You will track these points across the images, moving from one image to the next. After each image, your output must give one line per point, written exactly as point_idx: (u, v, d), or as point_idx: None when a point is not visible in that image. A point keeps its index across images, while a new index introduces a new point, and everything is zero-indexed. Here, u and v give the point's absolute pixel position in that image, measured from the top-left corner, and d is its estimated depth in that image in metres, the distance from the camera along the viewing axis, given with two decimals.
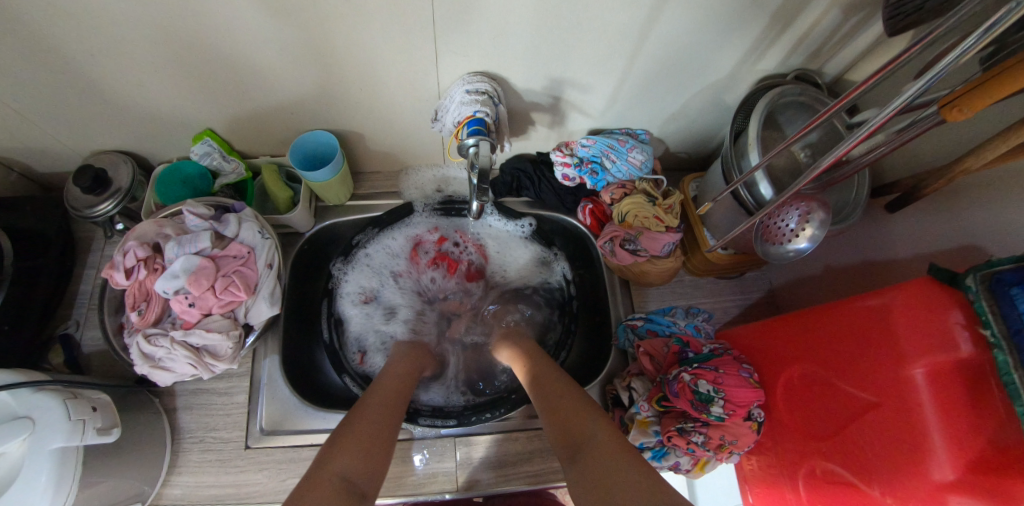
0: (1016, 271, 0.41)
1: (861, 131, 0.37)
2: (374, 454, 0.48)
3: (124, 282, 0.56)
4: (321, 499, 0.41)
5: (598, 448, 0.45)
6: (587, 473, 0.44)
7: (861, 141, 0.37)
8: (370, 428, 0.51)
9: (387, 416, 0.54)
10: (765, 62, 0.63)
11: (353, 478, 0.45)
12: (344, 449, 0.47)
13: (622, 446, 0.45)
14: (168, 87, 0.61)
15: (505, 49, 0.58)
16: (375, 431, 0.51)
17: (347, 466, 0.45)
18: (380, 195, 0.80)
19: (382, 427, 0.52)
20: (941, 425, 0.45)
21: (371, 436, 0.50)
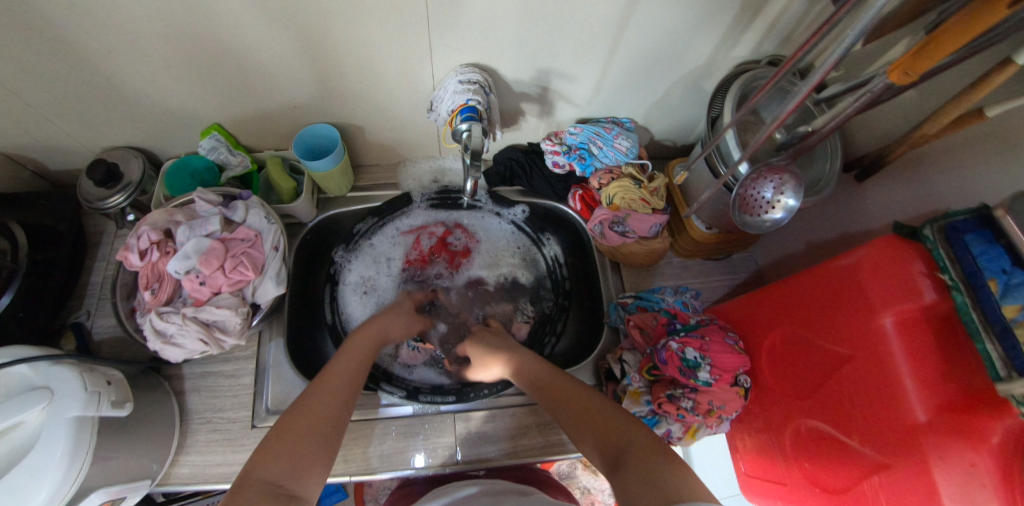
0: (968, 220, 0.46)
1: (806, 83, 0.42)
2: (310, 458, 0.47)
3: (137, 263, 0.60)
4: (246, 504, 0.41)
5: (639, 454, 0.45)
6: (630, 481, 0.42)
7: (807, 92, 0.42)
8: (310, 424, 0.50)
9: (333, 416, 0.52)
10: (739, 49, 0.68)
11: (275, 486, 0.44)
12: (264, 458, 0.46)
13: (659, 450, 0.45)
14: (180, 83, 0.65)
15: (495, 41, 0.63)
16: (312, 434, 0.49)
17: (268, 474, 0.44)
18: (379, 187, 0.83)
19: (320, 425, 0.50)
20: (911, 370, 0.48)
21: (306, 439, 0.49)
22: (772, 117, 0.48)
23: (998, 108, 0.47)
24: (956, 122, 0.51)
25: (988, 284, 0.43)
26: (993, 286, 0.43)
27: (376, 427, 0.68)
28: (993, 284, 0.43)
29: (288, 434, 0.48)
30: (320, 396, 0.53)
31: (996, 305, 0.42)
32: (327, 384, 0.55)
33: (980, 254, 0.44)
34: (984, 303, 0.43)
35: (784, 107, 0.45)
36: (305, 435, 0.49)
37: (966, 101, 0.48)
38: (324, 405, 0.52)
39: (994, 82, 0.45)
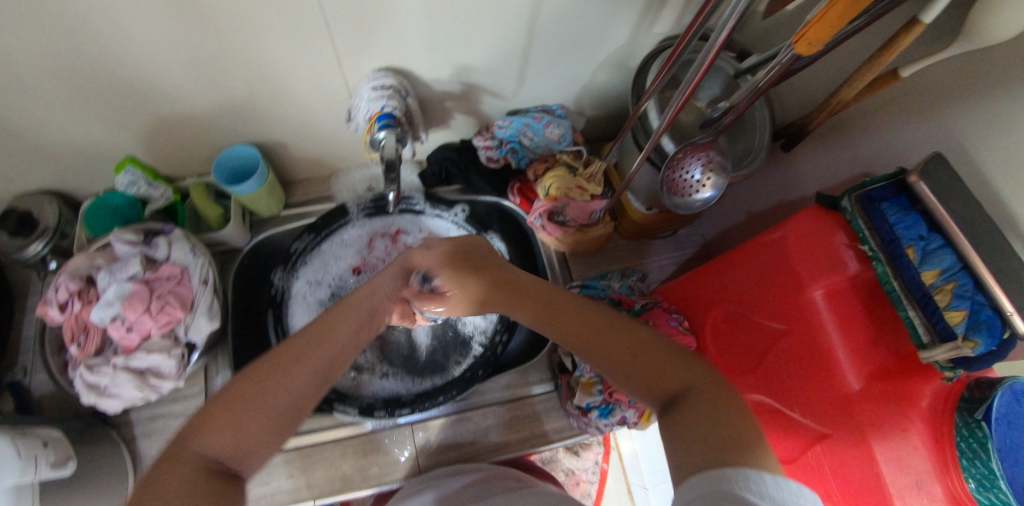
0: (885, 188, 0.46)
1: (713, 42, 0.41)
2: (258, 436, 0.42)
3: (59, 317, 0.59)
4: (185, 489, 0.36)
5: (698, 395, 0.38)
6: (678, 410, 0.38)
7: (716, 51, 0.41)
8: (280, 394, 0.43)
9: (303, 394, 0.45)
10: (659, 26, 0.65)
11: (218, 462, 0.40)
12: (210, 421, 0.41)
13: (713, 382, 0.39)
14: (77, 120, 0.62)
15: (403, 42, 0.60)
16: (278, 403, 0.43)
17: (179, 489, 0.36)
18: (314, 201, 0.81)
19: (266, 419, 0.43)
20: (843, 341, 0.49)
21: (270, 419, 0.43)
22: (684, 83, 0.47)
23: (912, 68, 0.46)
24: (872, 84, 0.50)
25: (907, 252, 0.43)
26: (911, 253, 0.43)
27: (339, 446, 0.67)
28: (911, 252, 0.43)
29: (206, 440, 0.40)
30: (302, 368, 0.46)
31: (916, 273, 0.42)
32: (313, 343, 0.48)
33: (897, 223, 0.44)
34: (903, 271, 0.44)
35: (695, 67, 0.43)
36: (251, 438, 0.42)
37: (879, 62, 0.47)
38: (297, 382, 0.45)
39: (903, 43, 0.44)
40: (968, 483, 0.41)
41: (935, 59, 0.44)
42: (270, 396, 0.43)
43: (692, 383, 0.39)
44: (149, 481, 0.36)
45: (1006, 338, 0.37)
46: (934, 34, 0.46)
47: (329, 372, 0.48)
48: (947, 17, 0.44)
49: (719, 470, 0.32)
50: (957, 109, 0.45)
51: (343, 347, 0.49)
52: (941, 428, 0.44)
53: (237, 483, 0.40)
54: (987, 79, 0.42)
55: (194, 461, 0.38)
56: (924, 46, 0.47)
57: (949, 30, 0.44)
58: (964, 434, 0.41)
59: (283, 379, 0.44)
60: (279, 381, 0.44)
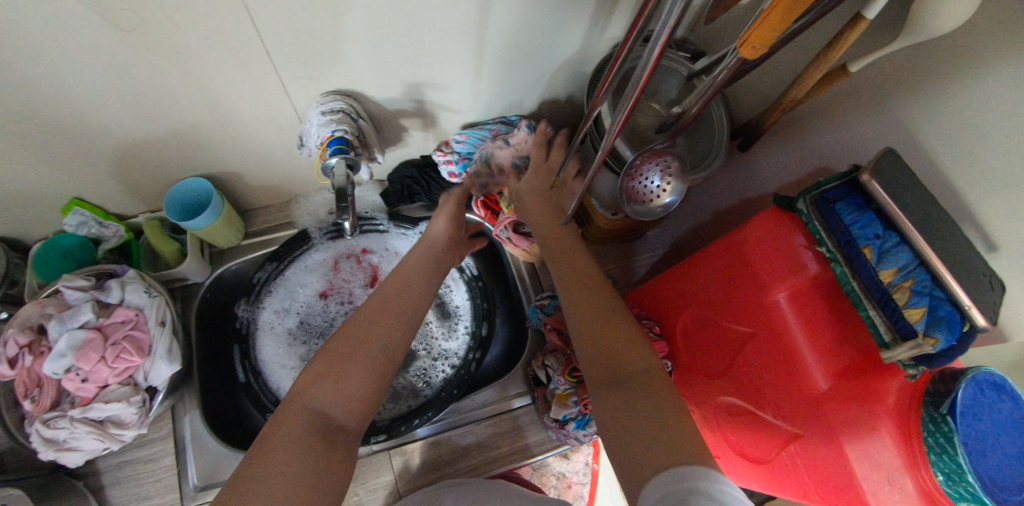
0: (839, 188, 0.46)
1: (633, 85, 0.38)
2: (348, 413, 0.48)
3: (8, 372, 0.56)
4: (288, 437, 0.43)
5: (639, 383, 0.44)
6: (631, 411, 0.42)
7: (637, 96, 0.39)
8: (361, 355, 0.51)
9: (385, 354, 0.52)
10: (611, 31, 0.64)
11: (326, 412, 0.47)
12: (312, 380, 0.48)
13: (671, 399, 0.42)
14: (13, 165, 0.59)
15: (351, 64, 0.58)
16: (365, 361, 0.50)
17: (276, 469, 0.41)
18: (276, 228, 0.79)
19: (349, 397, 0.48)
20: (808, 341, 0.49)
21: (362, 377, 0.49)
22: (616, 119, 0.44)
23: (859, 62, 0.45)
24: (822, 82, 0.49)
25: (864, 252, 0.43)
26: (868, 253, 0.43)
27: None
28: (868, 252, 0.43)
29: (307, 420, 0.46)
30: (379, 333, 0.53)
31: (875, 272, 0.42)
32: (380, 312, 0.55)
33: (853, 223, 0.44)
34: (862, 271, 0.43)
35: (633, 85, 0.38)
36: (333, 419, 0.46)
37: (826, 60, 0.46)
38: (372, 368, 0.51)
39: (848, 40, 0.44)
40: (936, 475, 0.41)
41: (880, 54, 0.44)
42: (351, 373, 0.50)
43: (644, 374, 0.45)
44: (274, 423, 0.45)
45: (966, 330, 0.37)
46: (876, 29, 0.46)
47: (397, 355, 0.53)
48: (887, 12, 0.44)
49: (661, 469, 0.37)
50: (902, 105, 0.45)
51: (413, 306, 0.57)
52: (909, 423, 0.43)
53: (345, 443, 0.46)
54: (932, 73, 0.42)
55: (306, 416, 0.46)
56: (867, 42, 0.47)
57: (889, 26, 0.44)
58: (930, 429, 0.41)
59: (360, 345, 0.51)
60: (371, 344, 0.52)
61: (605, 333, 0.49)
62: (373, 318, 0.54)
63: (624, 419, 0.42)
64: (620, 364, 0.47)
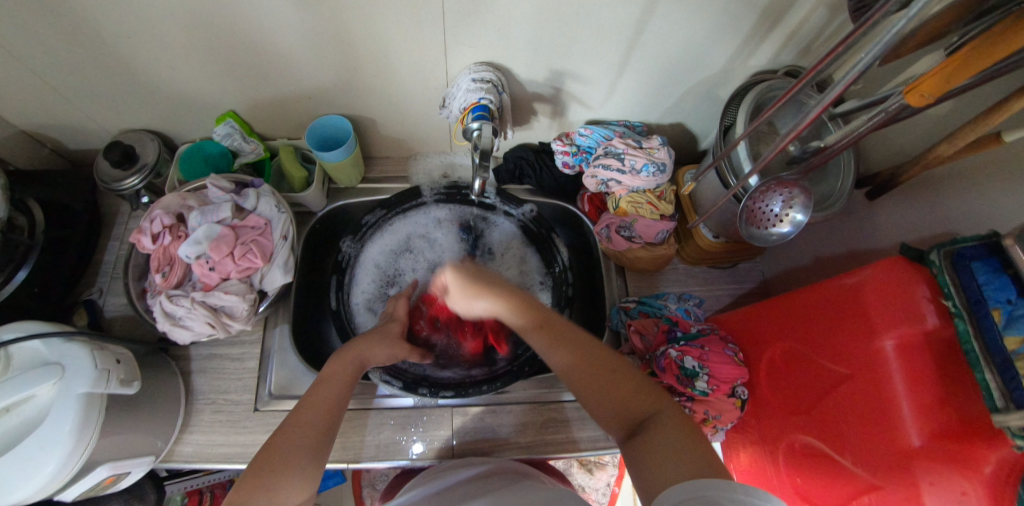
0: (976, 247, 0.46)
1: (823, 98, 0.42)
2: (324, 429, 0.52)
3: (149, 247, 0.62)
4: None
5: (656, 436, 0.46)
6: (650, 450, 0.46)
7: (824, 109, 0.42)
8: (296, 437, 0.50)
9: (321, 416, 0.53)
10: (756, 58, 0.67)
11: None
12: (255, 471, 0.47)
13: (689, 427, 0.47)
14: (195, 68, 0.66)
15: (509, 41, 0.63)
16: (303, 439, 0.50)
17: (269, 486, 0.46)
18: (389, 180, 0.84)
19: (320, 423, 0.52)
20: (909, 393, 0.48)
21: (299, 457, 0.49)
22: (790, 128, 0.47)
23: (1017, 133, 0.46)
24: (972, 145, 0.50)
25: (992, 314, 0.43)
26: (996, 315, 0.43)
27: (377, 416, 0.69)
28: (997, 314, 0.43)
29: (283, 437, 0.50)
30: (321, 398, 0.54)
31: (999, 336, 0.42)
32: (322, 389, 0.55)
33: (985, 283, 0.44)
34: (986, 332, 0.43)
35: (795, 125, 0.45)
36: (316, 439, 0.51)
37: (984, 124, 0.47)
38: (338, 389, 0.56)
39: (1015, 106, 0.45)
40: None
41: None
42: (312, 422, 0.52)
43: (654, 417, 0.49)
44: None
45: None
46: None
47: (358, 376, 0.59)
48: None
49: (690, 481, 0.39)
50: None
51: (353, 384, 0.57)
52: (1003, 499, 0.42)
53: None
54: None
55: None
56: None
57: None
58: None
59: (301, 422, 0.51)
60: (308, 421, 0.52)
61: (615, 404, 0.52)
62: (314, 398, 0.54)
63: (659, 458, 0.44)
64: (638, 417, 0.50)
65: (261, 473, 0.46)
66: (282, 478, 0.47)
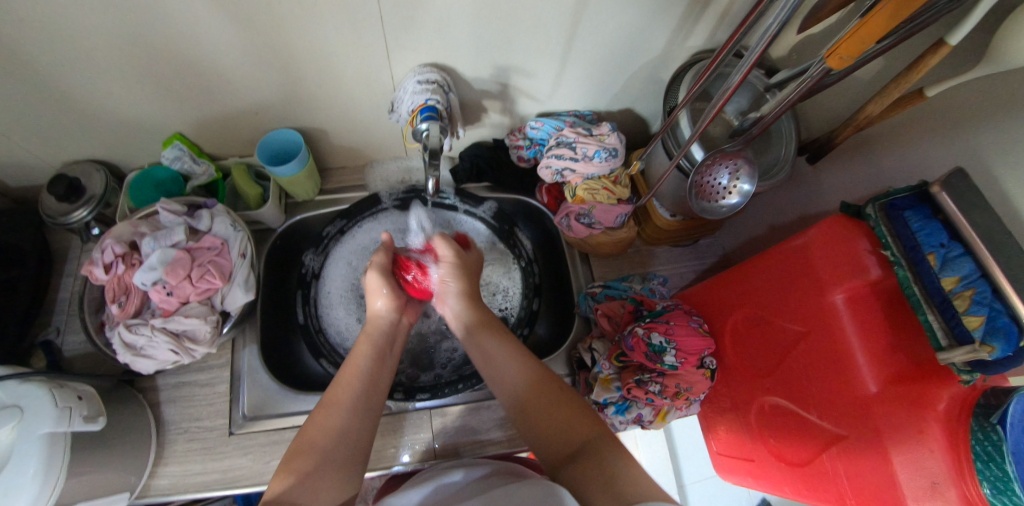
0: (908, 197, 0.48)
1: (750, 55, 0.43)
2: (355, 430, 0.49)
3: (103, 277, 0.61)
4: None
5: (592, 455, 0.47)
6: (584, 476, 0.46)
7: (751, 65, 0.44)
8: (331, 435, 0.48)
9: (360, 412, 0.51)
10: (693, 39, 0.69)
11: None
12: (288, 469, 0.46)
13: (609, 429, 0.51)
14: (136, 93, 0.65)
15: (451, 41, 0.63)
16: (338, 440, 0.48)
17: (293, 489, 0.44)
18: (347, 189, 0.85)
19: (356, 419, 0.50)
20: (862, 344, 0.50)
21: (334, 460, 0.47)
22: (722, 91, 0.49)
23: (937, 88, 0.48)
24: (898, 103, 0.52)
25: (928, 258, 0.45)
26: (932, 259, 0.44)
27: None
28: (932, 258, 0.44)
29: (319, 431, 0.48)
30: (349, 389, 0.52)
31: (936, 278, 0.44)
32: (351, 377, 0.53)
33: (919, 230, 0.46)
34: (924, 276, 0.45)
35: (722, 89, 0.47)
36: (349, 441, 0.49)
37: (904, 82, 0.50)
38: (364, 378, 0.53)
39: (929, 63, 0.47)
40: (982, 488, 0.42)
41: (962, 79, 0.46)
42: (341, 421, 0.49)
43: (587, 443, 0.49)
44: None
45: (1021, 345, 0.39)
46: (960, 57, 0.49)
47: (386, 366, 0.56)
48: (977, 38, 0.47)
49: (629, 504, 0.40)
50: (979, 130, 0.48)
51: (373, 374, 0.54)
52: (956, 433, 0.44)
53: None
54: (1014, 104, 0.44)
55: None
56: (959, 67, 0.49)
57: (972, 57, 0.48)
58: (978, 437, 0.42)
59: (332, 416, 0.50)
60: (337, 416, 0.50)
61: (552, 430, 0.52)
62: (344, 389, 0.52)
63: (597, 474, 0.45)
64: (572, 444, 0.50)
65: (296, 473, 0.45)
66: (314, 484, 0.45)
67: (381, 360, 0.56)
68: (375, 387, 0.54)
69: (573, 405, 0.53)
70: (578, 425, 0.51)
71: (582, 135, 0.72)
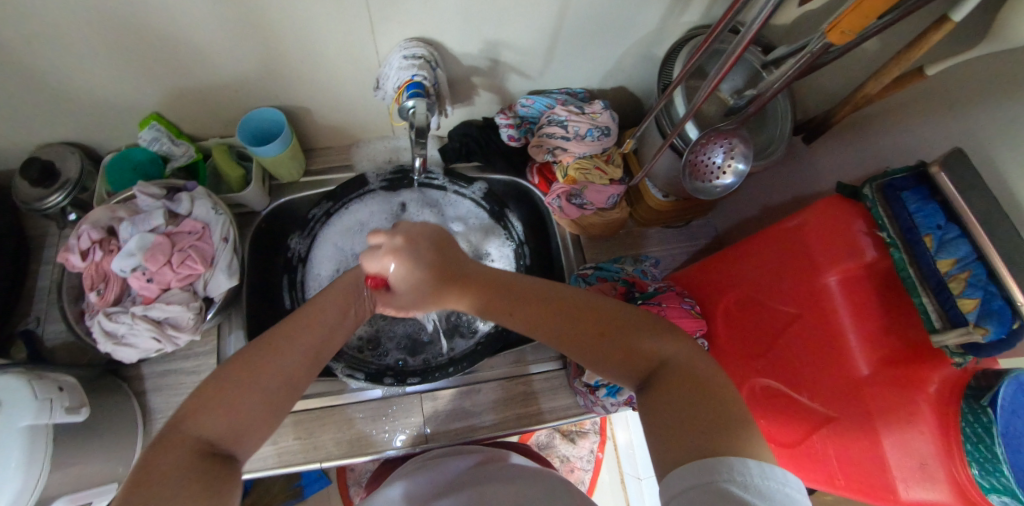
0: (906, 178, 0.47)
1: (745, 33, 0.42)
2: (296, 374, 0.44)
3: (80, 264, 0.59)
4: (166, 465, 0.35)
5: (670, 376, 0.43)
6: (666, 398, 0.42)
7: (747, 44, 0.42)
8: (271, 373, 0.42)
9: (309, 357, 0.45)
10: (689, 14, 0.66)
11: (216, 443, 0.39)
12: (207, 402, 0.40)
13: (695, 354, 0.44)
14: (107, 71, 0.62)
15: (438, 15, 0.60)
16: (277, 379, 0.43)
17: (210, 426, 0.39)
18: (333, 171, 0.83)
19: (303, 362, 0.45)
20: (855, 326, 0.50)
21: (267, 398, 0.42)
22: (716, 69, 0.47)
23: (937, 66, 0.47)
24: (898, 80, 0.51)
25: (924, 240, 0.44)
26: (929, 241, 0.44)
27: (346, 412, 0.68)
28: (929, 240, 0.44)
29: (264, 365, 0.43)
30: (310, 332, 0.46)
31: (932, 260, 0.43)
32: (314, 321, 0.47)
33: (917, 212, 0.45)
34: (920, 259, 0.44)
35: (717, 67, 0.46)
36: (289, 382, 0.43)
37: (906, 58, 0.48)
38: (326, 325, 0.48)
39: (932, 38, 0.46)
40: (970, 469, 0.42)
41: (964, 57, 0.45)
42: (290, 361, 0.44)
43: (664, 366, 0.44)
44: (148, 459, 0.36)
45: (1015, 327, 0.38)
46: (964, 31, 0.47)
47: (344, 326, 0.49)
48: (983, 12, 0.45)
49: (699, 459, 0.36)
50: (978, 107, 0.46)
51: (334, 326, 0.48)
52: (947, 416, 0.44)
53: (230, 463, 0.39)
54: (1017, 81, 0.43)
55: (189, 447, 0.37)
56: (962, 41, 0.48)
57: (977, 31, 0.46)
58: (968, 419, 0.42)
59: (282, 356, 0.44)
60: (286, 356, 0.44)
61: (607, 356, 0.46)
62: (298, 334, 0.46)
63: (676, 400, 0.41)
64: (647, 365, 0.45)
65: (210, 400, 0.40)
66: (234, 413, 0.40)
67: (345, 318, 0.50)
68: (331, 338, 0.48)
69: (628, 346, 0.46)
70: (637, 350, 0.46)
71: (575, 113, 0.70)
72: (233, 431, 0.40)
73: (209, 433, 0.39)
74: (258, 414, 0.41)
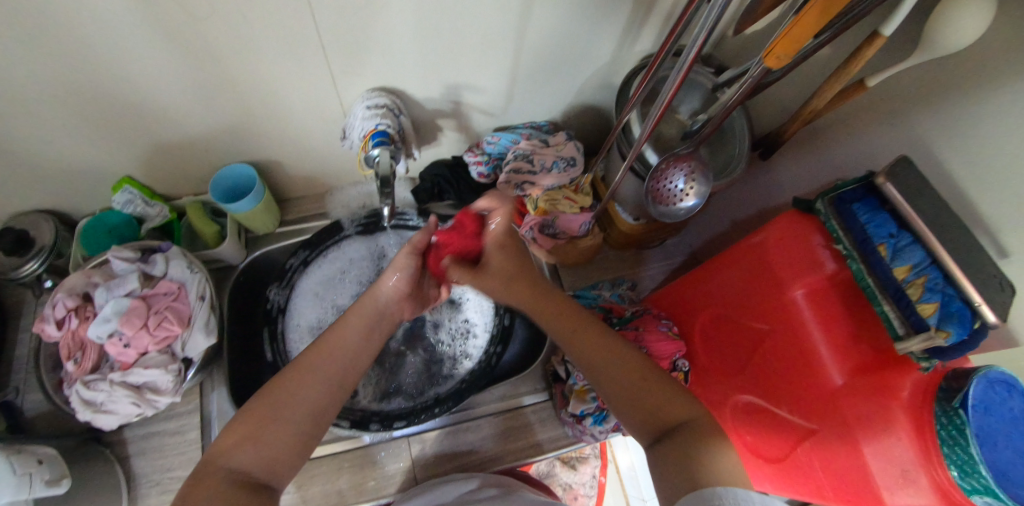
0: (855, 190, 0.49)
1: (687, 55, 0.43)
2: (329, 397, 0.45)
3: (56, 334, 0.59)
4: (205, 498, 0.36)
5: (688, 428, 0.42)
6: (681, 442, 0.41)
7: (690, 64, 0.43)
8: (301, 397, 0.44)
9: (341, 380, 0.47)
10: (641, 44, 0.69)
11: (251, 472, 0.40)
12: (242, 429, 0.41)
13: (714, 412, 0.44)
14: (80, 140, 0.63)
15: (400, 64, 0.63)
16: (307, 407, 0.44)
17: (241, 455, 0.40)
18: (309, 219, 0.84)
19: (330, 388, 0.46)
20: (824, 336, 0.52)
21: (298, 427, 0.43)
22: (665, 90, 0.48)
23: (878, 76, 0.49)
24: (841, 94, 0.53)
25: (878, 249, 0.45)
26: (883, 250, 0.45)
27: (333, 461, 0.67)
28: (883, 249, 0.45)
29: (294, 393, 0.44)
30: (339, 352, 0.48)
31: (888, 268, 0.44)
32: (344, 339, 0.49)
33: (869, 222, 0.47)
34: (876, 267, 0.45)
35: (666, 87, 0.47)
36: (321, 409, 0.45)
37: (846, 72, 0.50)
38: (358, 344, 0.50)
39: (866, 55, 0.48)
40: (951, 471, 0.42)
41: (897, 69, 0.47)
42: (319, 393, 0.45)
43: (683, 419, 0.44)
44: (187, 489, 0.37)
45: (976, 327, 0.39)
46: (894, 47, 0.50)
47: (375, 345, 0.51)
48: (907, 29, 0.48)
49: (695, 492, 0.36)
50: (915, 118, 0.48)
51: (366, 345, 0.50)
52: (922, 420, 0.44)
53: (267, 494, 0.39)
54: (946, 92, 0.45)
55: (224, 478, 0.38)
56: (893, 56, 0.50)
57: (905, 47, 0.48)
58: (943, 422, 0.42)
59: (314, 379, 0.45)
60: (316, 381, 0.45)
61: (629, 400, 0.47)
62: (332, 350, 0.48)
63: (686, 446, 0.40)
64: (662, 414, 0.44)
65: (244, 430, 0.41)
66: (264, 444, 0.41)
67: (369, 339, 0.51)
68: (365, 353, 0.50)
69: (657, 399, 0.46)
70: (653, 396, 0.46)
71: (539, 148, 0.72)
72: (264, 459, 0.41)
73: (239, 461, 0.40)
74: (291, 440, 0.42)
